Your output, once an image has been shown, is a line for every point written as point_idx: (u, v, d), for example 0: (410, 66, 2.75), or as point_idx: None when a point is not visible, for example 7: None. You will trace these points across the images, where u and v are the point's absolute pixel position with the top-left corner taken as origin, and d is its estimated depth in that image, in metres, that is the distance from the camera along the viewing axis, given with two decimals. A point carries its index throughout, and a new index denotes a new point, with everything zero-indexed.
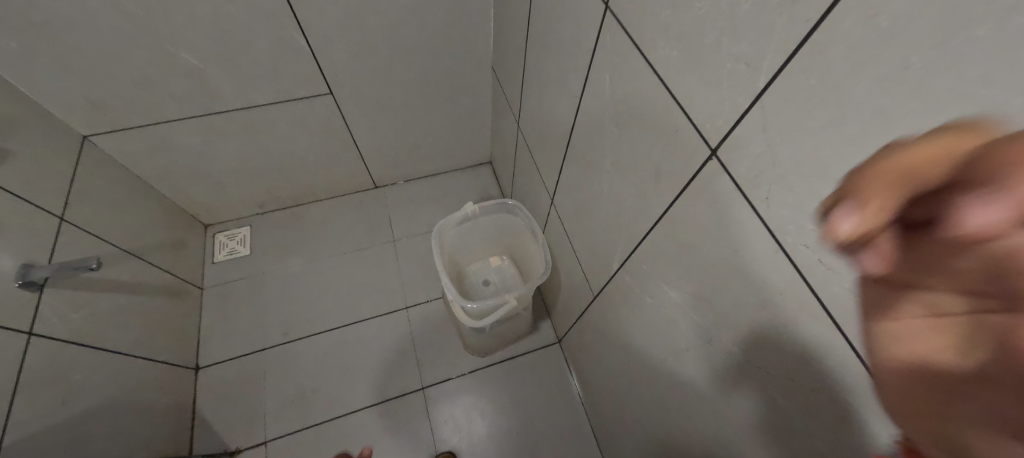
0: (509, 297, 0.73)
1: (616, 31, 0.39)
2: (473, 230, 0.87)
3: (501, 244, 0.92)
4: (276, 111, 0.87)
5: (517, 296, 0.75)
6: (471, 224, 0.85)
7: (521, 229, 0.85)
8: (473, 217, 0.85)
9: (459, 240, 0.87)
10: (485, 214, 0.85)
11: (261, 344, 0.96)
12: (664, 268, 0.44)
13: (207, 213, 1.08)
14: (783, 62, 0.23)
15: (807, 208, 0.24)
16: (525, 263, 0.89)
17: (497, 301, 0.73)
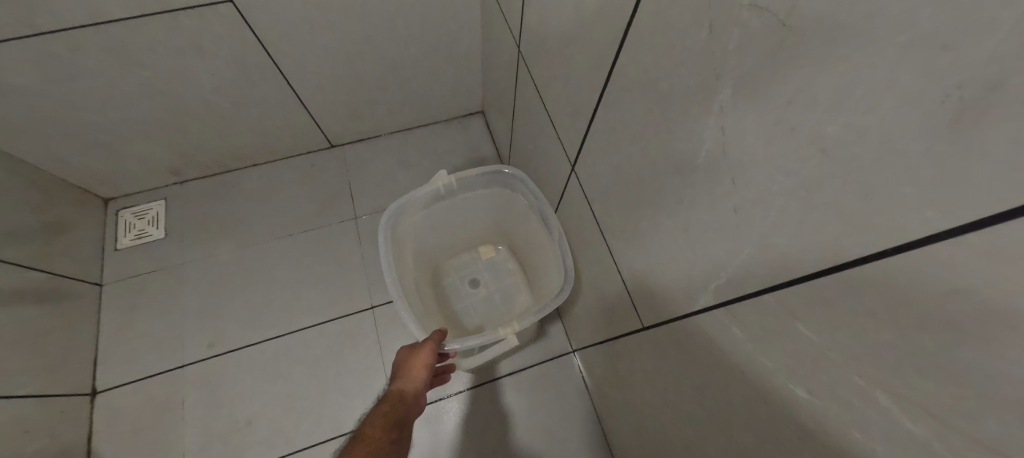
0: (505, 331, 0.50)
1: None
2: (453, 213, 0.62)
3: (495, 229, 0.67)
4: (153, 33, 0.57)
5: (517, 327, 0.51)
6: (447, 205, 0.60)
7: (521, 207, 0.59)
8: (450, 195, 0.60)
9: (433, 227, 0.62)
10: (467, 190, 0.60)
11: (179, 360, 0.72)
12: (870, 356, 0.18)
13: (103, 184, 0.81)
14: None
15: None
16: (529, 256, 0.63)
17: (487, 336, 0.50)
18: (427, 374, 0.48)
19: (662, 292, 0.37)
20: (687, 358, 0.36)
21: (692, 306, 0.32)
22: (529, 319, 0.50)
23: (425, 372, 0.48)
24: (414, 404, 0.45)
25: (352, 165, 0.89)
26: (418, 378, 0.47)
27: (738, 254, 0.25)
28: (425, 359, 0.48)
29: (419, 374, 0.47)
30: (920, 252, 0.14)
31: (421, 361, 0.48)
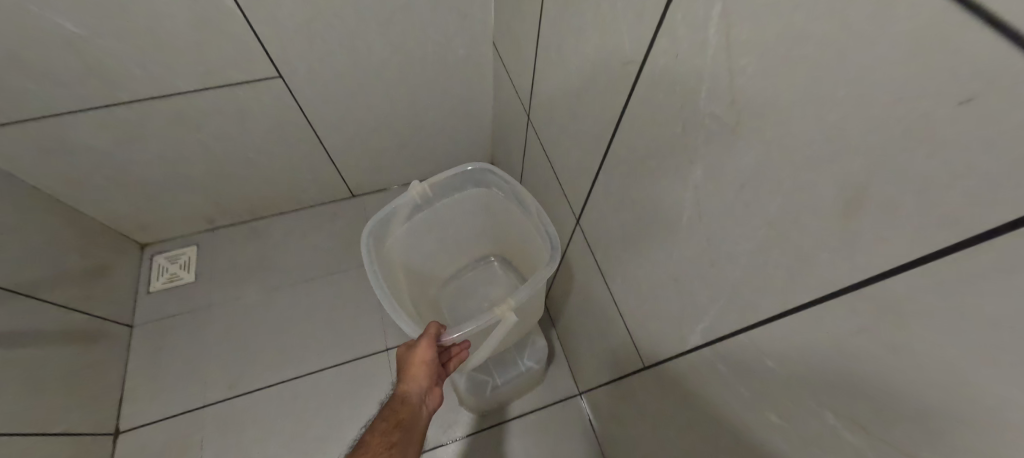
0: (501, 309, 0.48)
1: None
2: (435, 221, 0.63)
3: (479, 231, 0.69)
4: (211, 102, 0.66)
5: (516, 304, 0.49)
6: (427, 215, 0.62)
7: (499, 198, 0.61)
8: (429, 205, 0.61)
9: (419, 240, 0.64)
10: (445, 196, 0.62)
11: (200, 399, 0.75)
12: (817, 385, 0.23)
13: (142, 231, 0.87)
14: None
15: None
16: (517, 244, 0.66)
17: (484, 320, 0.49)
18: (428, 371, 0.47)
19: (658, 333, 0.41)
20: (684, 395, 0.40)
21: (684, 346, 0.37)
22: (525, 292, 0.48)
23: (426, 371, 0.47)
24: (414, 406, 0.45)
25: (370, 213, 0.96)
26: (416, 379, 0.46)
27: (717, 299, 0.30)
28: (425, 356, 0.47)
29: (419, 375, 0.47)
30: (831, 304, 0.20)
31: (419, 360, 0.47)
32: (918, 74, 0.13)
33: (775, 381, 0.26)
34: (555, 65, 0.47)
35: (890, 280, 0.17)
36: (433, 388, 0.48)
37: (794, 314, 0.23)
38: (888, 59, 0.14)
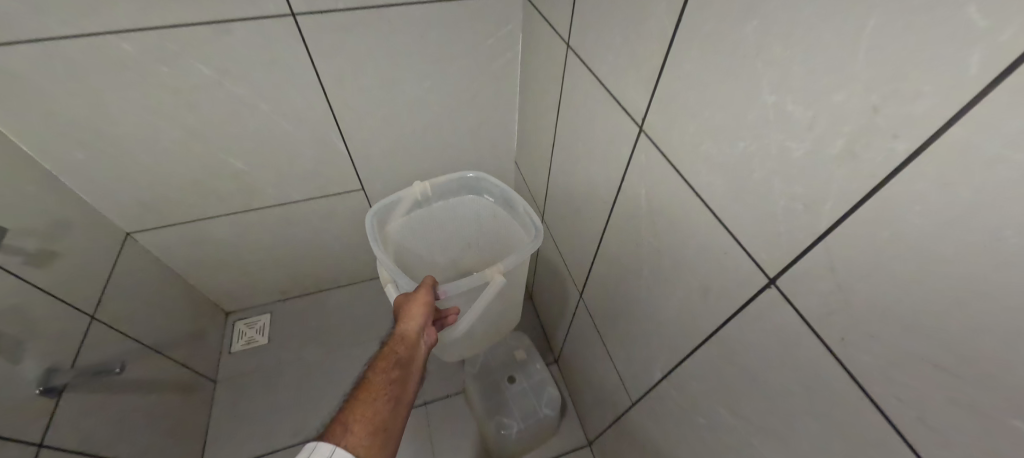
0: (490, 271, 0.56)
1: (652, 151, 0.42)
2: (432, 220, 0.70)
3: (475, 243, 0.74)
4: (312, 206, 0.91)
5: (504, 270, 0.57)
6: (425, 213, 0.69)
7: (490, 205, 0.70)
8: (427, 203, 0.69)
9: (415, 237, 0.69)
10: (442, 198, 0.69)
11: (270, 445, 0.90)
12: (717, 390, 0.42)
13: (231, 301, 1.08)
14: (847, 210, 0.24)
15: (890, 355, 0.23)
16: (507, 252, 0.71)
17: (475, 280, 0.56)
18: (424, 313, 0.52)
19: (639, 375, 0.60)
20: (660, 419, 0.57)
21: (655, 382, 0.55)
22: (512, 260, 0.57)
23: (422, 313, 0.52)
24: (413, 341, 0.50)
25: None
26: (414, 320, 0.51)
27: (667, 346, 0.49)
28: (422, 302, 0.53)
29: (416, 316, 0.51)
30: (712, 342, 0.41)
31: (415, 306, 0.52)
32: (721, 243, 0.36)
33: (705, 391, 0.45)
34: (562, 189, 0.71)
35: (728, 326, 0.37)
36: (431, 328, 0.53)
37: (699, 351, 0.43)
38: (710, 234, 0.37)
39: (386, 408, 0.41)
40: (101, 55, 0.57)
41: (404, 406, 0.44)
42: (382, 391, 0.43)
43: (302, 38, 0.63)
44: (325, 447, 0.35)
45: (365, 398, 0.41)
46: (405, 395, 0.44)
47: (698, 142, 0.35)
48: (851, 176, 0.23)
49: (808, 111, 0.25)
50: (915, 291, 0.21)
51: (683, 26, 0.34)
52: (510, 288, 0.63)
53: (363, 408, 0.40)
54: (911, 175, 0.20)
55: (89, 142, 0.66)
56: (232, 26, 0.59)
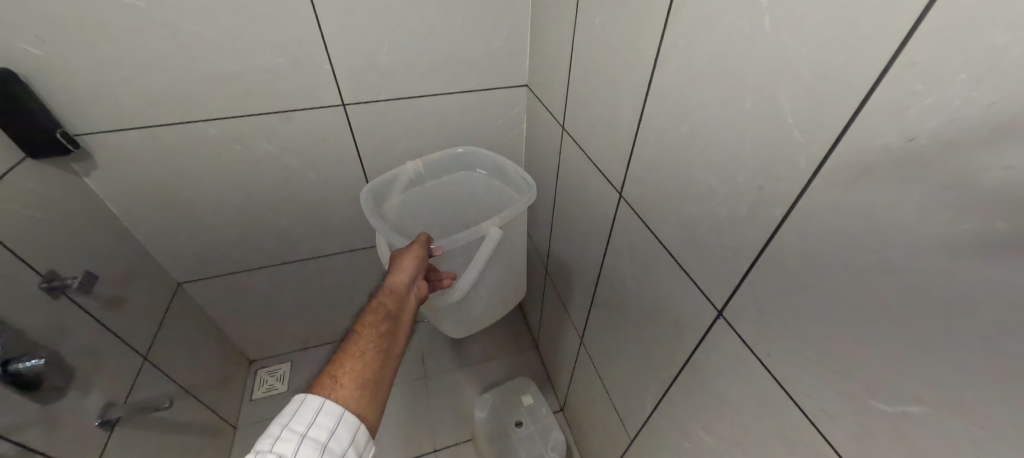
0: (487, 225, 0.55)
1: (630, 213, 0.53)
2: (429, 197, 0.70)
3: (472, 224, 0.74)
4: (340, 260, 1.02)
5: (501, 223, 0.56)
6: (421, 191, 0.69)
7: (483, 178, 0.72)
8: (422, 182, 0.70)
9: (415, 216, 0.69)
10: (435, 176, 0.71)
11: None
12: (693, 415, 0.49)
13: (255, 350, 1.16)
14: (756, 256, 0.34)
15: (798, 360, 0.32)
16: None
17: (472, 235, 0.55)
18: (416, 265, 0.51)
19: (633, 412, 0.66)
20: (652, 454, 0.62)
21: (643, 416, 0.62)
22: (509, 213, 0.56)
23: (414, 265, 0.51)
24: (403, 293, 0.50)
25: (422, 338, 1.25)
26: (404, 272, 0.50)
27: (653, 378, 0.56)
28: (412, 256, 0.51)
29: (405, 269, 0.50)
30: (686, 371, 0.48)
31: (408, 258, 0.51)
32: (683, 285, 0.45)
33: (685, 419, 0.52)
34: (563, 243, 0.82)
35: (696, 353, 0.46)
36: (421, 279, 0.53)
37: (676, 380, 0.51)
38: (676, 279, 0.47)
39: (373, 363, 0.44)
40: (193, 138, 0.72)
41: (393, 356, 0.46)
42: (369, 346, 0.45)
43: (349, 122, 0.78)
44: (315, 398, 0.41)
45: (353, 353, 0.44)
46: (392, 346, 0.47)
47: (661, 207, 0.46)
48: (756, 232, 0.34)
49: (725, 187, 0.36)
50: (802, 307, 0.31)
51: (643, 123, 0.46)
52: (510, 247, 0.61)
53: (352, 363, 0.44)
54: (789, 229, 0.31)
55: (165, 205, 0.79)
56: (296, 114, 0.74)
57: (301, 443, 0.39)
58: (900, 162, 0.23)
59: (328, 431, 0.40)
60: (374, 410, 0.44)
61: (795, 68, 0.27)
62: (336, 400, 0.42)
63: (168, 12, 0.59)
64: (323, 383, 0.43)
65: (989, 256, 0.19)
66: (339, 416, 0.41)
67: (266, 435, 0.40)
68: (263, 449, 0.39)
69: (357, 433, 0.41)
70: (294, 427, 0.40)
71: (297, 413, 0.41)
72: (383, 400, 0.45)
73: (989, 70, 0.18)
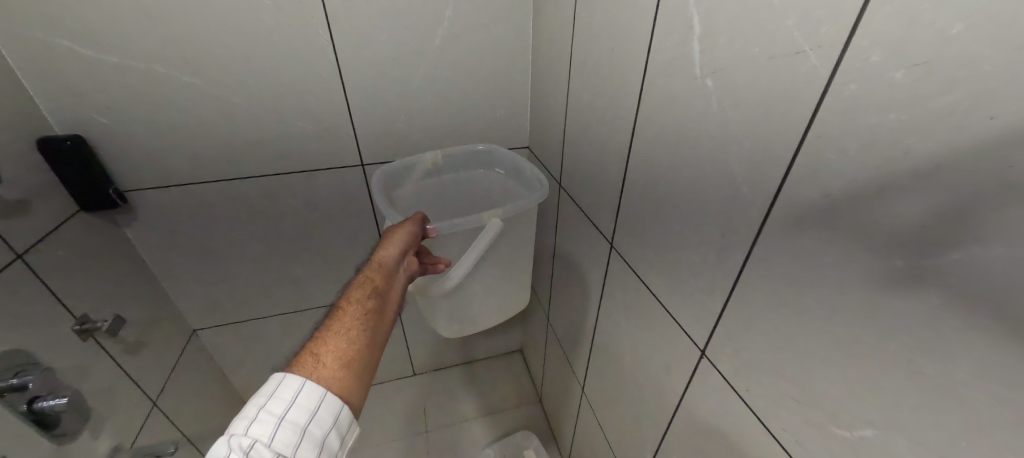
0: (488, 214, 0.53)
1: (619, 261, 0.57)
2: (443, 190, 0.69)
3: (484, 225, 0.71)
4: None
5: (503, 215, 0.54)
6: (436, 184, 0.69)
7: (500, 177, 0.70)
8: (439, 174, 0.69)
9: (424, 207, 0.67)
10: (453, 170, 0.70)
11: None
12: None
13: None
14: (727, 296, 0.38)
15: (772, 394, 0.35)
16: None
17: (471, 222, 0.53)
18: (406, 240, 0.48)
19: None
20: None
21: None
22: (512, 206, 0.54)
23: (404, 239, 0.48)
24: (391, 267, 0.46)
25: (424, 390, 1.24)
26: (393, 246, 0.47)
27: (649, 426, 0.57)
28: (401, 233, 0.48)
29: (394, 244, 0.47)
30: (676, 415, 0.50)
31: (398, 234, 0.48)
32: (669, 328, 0.48)
33: None
34: (562, 293, 0.85)
35: (684, 396, 0.48)
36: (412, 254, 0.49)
37: (669, 426, 0.52)
38: (663, 322, 0.50)
39: (358, 340, 0.40)
40: (226, 193, 0.80)
41: (381, 333, 0.42)
42: (354, 321, 0.41)
43: (366, 179, 0.86)
44: (294, 378, 0.38)
45: (334, 328, 0.40)
46: (380, 323, 0.43)
47: (646, 255, 0.51)
48: (725, 275, 0.38)
49: (695, 236, 0.41)
50: (769, 342, 0.34)
51: (626, 181, 0.52)
52: (510, 245, 0.59)
53: (333, 340, 0.40)
54: (751, 272, 0.35)
55: (192, 255, 0.85)
56: (319, 172, 0.82)
57: (279, 425, 0.37)
58: (824, 213, 0.28)
59: (307, 413, 0.37)
60: (359, 391, 0.40)
61: (738, 139, 0.34)
62: (317, 380, 0.38)
63: (222, 88, 0.69)
64: (303, 362, 0.40)
65: (898, 286, 0.24)
66: (320, 398, 0.38)
67: (243, 416, 0.38)
68: (238, 432, 0.37)
69: (340, 416, 0.38)
70: (270, 409, 0.37)
71: (274, 394, 0.38)
72: (369, 381, 0.41)
73: (873, 142, 0.24)
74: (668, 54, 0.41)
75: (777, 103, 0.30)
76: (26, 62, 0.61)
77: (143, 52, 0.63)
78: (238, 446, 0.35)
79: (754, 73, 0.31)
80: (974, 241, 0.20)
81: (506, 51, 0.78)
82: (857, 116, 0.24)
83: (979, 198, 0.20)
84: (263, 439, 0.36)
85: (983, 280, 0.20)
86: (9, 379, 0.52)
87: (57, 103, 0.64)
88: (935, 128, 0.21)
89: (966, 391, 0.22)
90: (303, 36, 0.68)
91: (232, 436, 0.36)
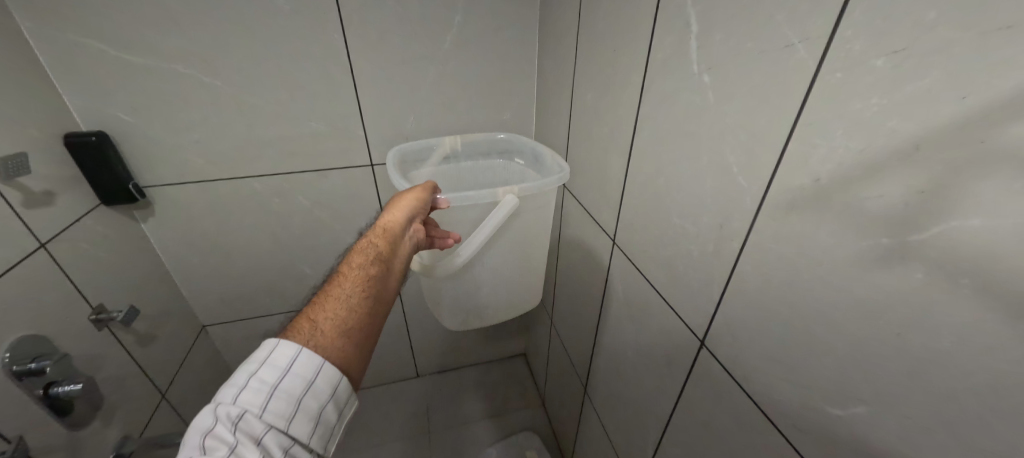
0: (503, 191, 0.54)
1: (622, 257, 0.59)
2: (461, 174, 0.72)
3: None
4: None
5: (520, 193, 0.55)
6: (455, 167, 0.71)
7: (519, 165, 0.72)
8: (458, 158, 0.72)
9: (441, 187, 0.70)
10: (471, 156, 0.73)
11: None
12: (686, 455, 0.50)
13: None
14: (724, 284, 0.39)
15: (768, 378, 0.35)
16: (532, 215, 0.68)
17: (485, 197, 0.54)
18: (414, 207, 0.49)
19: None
20: None
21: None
22: (530, 185, 0.55)
23: (412, 206, 0.49)
24: (397, 233, 0.47)
25: (427, 392, 1.24)
26: (400, 212, 0.48)
27: (651, 421, 0.57)
28: (409, 201, 0.49)
29: (401, 212, 0.48)
30: (676, 408, 0.50)
31: (406, 201, 0.49)
32: (669, 320, 0.49)
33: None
34: (566, 293, 0.86)
35: (685, 388, 0.48)
36: (419, 223, 0.50)
37: (669, 420, 0.52)
38: (663, 315, 0.51)
39: (358, 308, 0.42)
40: (239, 190, 0.82)
41: (381, 302, 0.44)
42: (356, 288, 0.42)
43: (374, 179, 0.88)
44: (291, 345, 0.40)
45: (335, 296, 0.42)
46: (382, 292, 0.44)
47: (647, 250, 0.52)
48: (722, 264, 0.39)
49: (694, 227, 0.42)
50: (764, 328, 0.35)
51: (628, 177, 0.54)
52: (522, 228, 0.59)
53: (334, 306, 0.41)
54: (747, 259, 0.36)
55: (204, 250, 0.87)
56: (330, 172, 0.85)
57: (272, 395, 0.38)
58: (813, 197, 0.29)
59: (303, 384, 0.38)
60: (357, 358, 0.42)
61: (734, 130, 0.35)
62: (315, 346, 0.40)
63: (239, 88, 0.72)
64: (302, 328, 0.41)
65: (888, 262, 0.25)
66: (318, 366, 0.39)
67: (232, 385, 0.38)
68: (225, 401, 0.37)
69: (337, 387, 0.40)
70: (263, 379, 0.38)
71: (266, 363, 0.39)
72: (368, 349, 0.43)
73: (857, 127, 0.25)
74: (668, 53, 0.43)
75: (769, 95, 0.31)
76: (57, 61, 0.64)
77: (167, 53, 0.66)
78: (226, 415, 0.36)
79: (748, 67, 0.33)
80: (954, 215, 0.22)
81: (513, 57, 0.81)
82: (843, 103, 0.26)
83: (958, 173, 0.21)
84: (253, 408, 0.37)
85: (965, 252, 0.21)
86: (29, 363, 0.54)
87: (84, 101, 0.67)
88: (915, 110, 0.22)
89: (952, 361, 0.23)
90: (318, 39, 0.71)
91: (220, 404, 0.37)
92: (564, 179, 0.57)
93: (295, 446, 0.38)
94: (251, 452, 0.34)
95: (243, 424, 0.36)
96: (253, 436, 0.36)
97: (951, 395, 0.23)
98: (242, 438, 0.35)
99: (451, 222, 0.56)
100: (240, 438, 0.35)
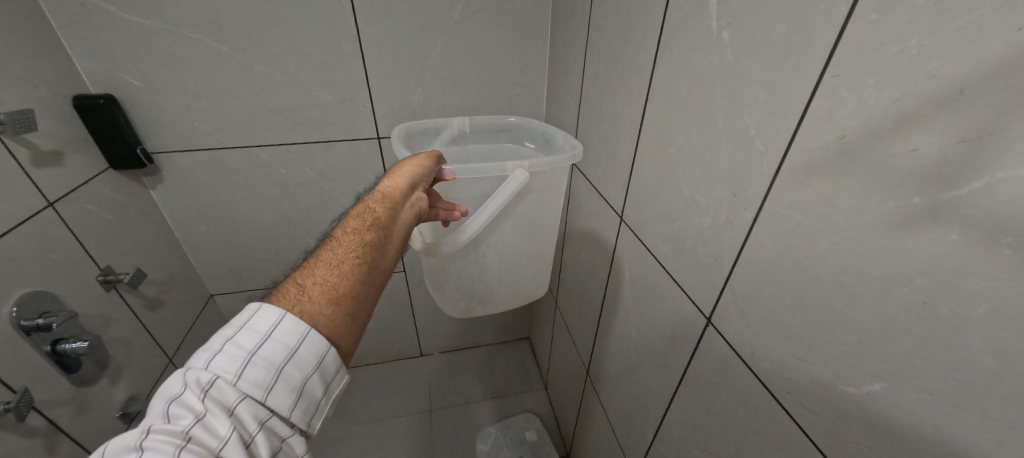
0: (514, 165, 0.52)
1: (629, 233, 0.57)
2: (469, 157, 0.69)
3: None
4: None
5: (530, 168, 0.53)
6: (462, 150, 0.69)
7: (530, 150, 0.70)
8: (466, 140, 0.70)
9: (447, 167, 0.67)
10: (480, 138, 0.71)
11: None
12: (685, 436, 0.48)
13: None
14: (736, 257, 0.37)
15: (779, 358, 0.33)
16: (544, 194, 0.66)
17: (494, 170, 0.52)
18: (416, 174, 0.47)
19: (631, 443, 0.64)
20: None
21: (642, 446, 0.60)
22: (542, 161, 0.53)
23: (414, 173, 0.47)
24: (397, 200, 0.45)
25: (431, 371, 1.25)
26: (402, 178, 0.46)
27: (653, 401, 0.56)
28: (414, 168, 0.48)
29: (403, 177, 0.46)
30: (681, 389, 0.48)
31: (408, 168, 0.48)
32: (676, 296, 0.47)
33: (675, 443, 0.51)
34: (573, 274, 0.84)
35: (689, 367, 0.46)
36: (421, 191, 0.48)
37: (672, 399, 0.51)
38: (669, 291, 0.49)
39: (350, 276, 0.40)
40: (247, 161, 0.82)
41: (376, 271, 0.43)
42: (348, 255, 0.41)
43: (381, 153, 0.87)
44: (274, 311, 0.39)
45: (328, 261, 0.41)
46: (377, 260, 0.43)
47: (655, 225, 0.50)
48: (733, 236, 0.37)
49: (706, 198, 0.40)
50: (776, 303, 0.33)
51: (639, 149, 0.52)
52: (529, 207, 0.57)
53: (325, 272, 0.40)
54: (761, 228, 0.33)
55: (212, 219, 0.88)
56: (336, 144, 0.84)
57: (249, 363, 0.37)
58: (836, 158, 0.26)
59: (283, 353, 0.38)
60: (347, 328, 0.41)
61: (753, 90, 0.33)
62: (301, 312, 0.40)
63: (245, 54, 0.71)
64: (290, 293, 0.41)
65: (919, 222, 0.23)
66: (302, 334, 0.39)
67: (206, 349, 0.38)
68: (197, 366, 0.36)
69: (322, 357, 0.40)
70: (241, 345, 0.38)
71: (246, 327, 0.38)
72: (359, 321, 0.42)
73: (892, 75, 0.23)
74: (685, 12, 0.40)
75: (794, 48, 0.29)
76: (64, 21, 0.64)
77: (174, 16, 0.66)
78: (196, 382, 0.35)
79: (771, 18, 0.30)
80: (1000, 165, 0.19)
81: (525, 28, 0.78)
82: (877, 49, 0.24)
83: (1005, 119, 0.19)
84: (227, 375, 0.37)
85: (1008, 208, 0.19)
86: (36, 319, 0.54)
87: (92, 63, 0.67)
88: (962, 48, 0.20)
89: (986, 330, 0.20)
90: (325, 5, 0.69)
91: (192, 368, 0.36)
92: (578, 155, 0.55)
93: (274, 418, 0.38)
94: (218, 421, 0.34)
95: (215, 392, 0.36)
96: (226, 403, 0.36)
97: (981, 369, 0.21)
98: (212, 406, 0.35)
99: (454, 195, 0.55)
100: (210, 406, 0.35)
